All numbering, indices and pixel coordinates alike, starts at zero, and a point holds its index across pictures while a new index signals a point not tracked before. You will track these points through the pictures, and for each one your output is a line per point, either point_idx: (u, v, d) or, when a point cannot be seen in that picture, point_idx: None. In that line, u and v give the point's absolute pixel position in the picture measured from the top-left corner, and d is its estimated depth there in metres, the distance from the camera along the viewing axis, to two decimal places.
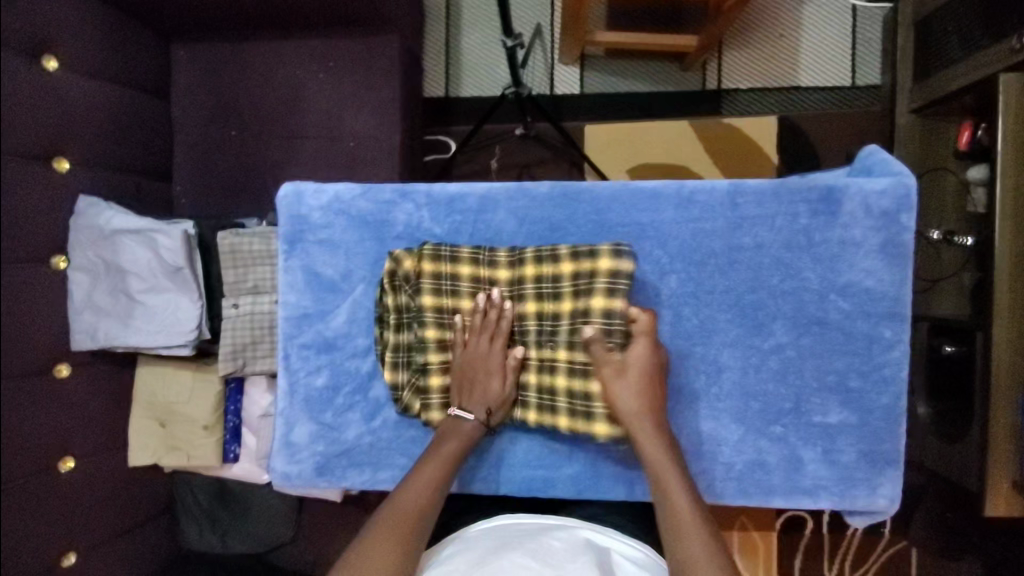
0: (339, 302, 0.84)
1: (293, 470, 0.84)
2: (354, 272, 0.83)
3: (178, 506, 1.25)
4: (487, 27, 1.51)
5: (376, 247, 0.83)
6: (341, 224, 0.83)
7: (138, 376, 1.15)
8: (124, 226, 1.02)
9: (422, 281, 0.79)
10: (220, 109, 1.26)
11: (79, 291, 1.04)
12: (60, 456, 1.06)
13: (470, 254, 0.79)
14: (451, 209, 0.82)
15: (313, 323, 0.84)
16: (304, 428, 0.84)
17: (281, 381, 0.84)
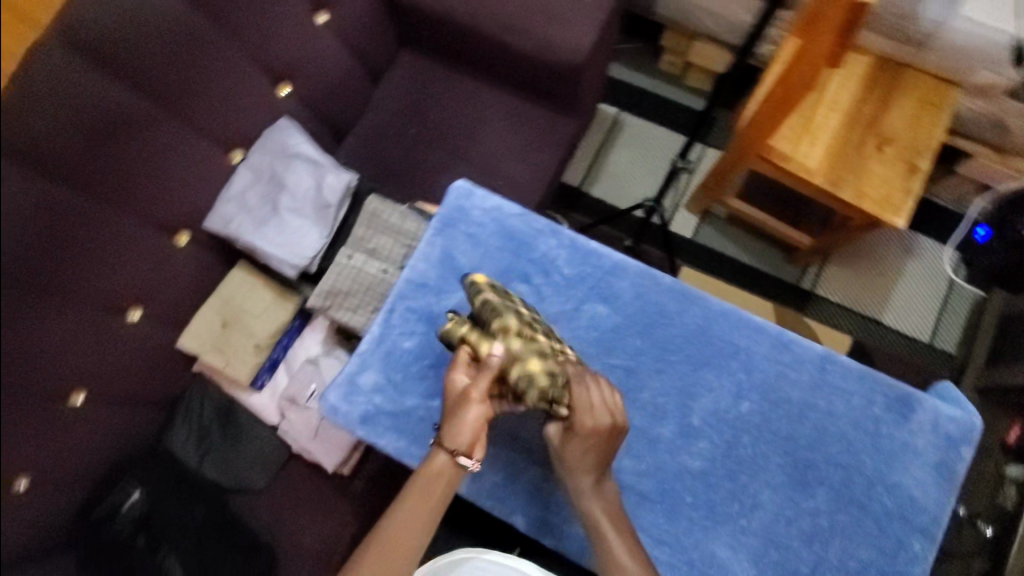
0: (457, 288, 0.93)
1: (343, 408, 0.89)
2: (481, 270, 0.93)
3: (173, 411, 1.27)
4: (638, 152, 1.68)
5: (509, 260, 0.93)
6: (491, 229, 0.94)
7: (229, 275, 1.24)
8: (305, 152, 1.17)
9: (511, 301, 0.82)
10: (410, 109, 1.43)
11: (238, 185, 1.16)
12: (132, 305, 1.13)
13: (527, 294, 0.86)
14: (586, 260, 0.92)
15: (428, 294, 0.93)
16: (372, 376, 0.90)
17: (373, 329, 0.93)
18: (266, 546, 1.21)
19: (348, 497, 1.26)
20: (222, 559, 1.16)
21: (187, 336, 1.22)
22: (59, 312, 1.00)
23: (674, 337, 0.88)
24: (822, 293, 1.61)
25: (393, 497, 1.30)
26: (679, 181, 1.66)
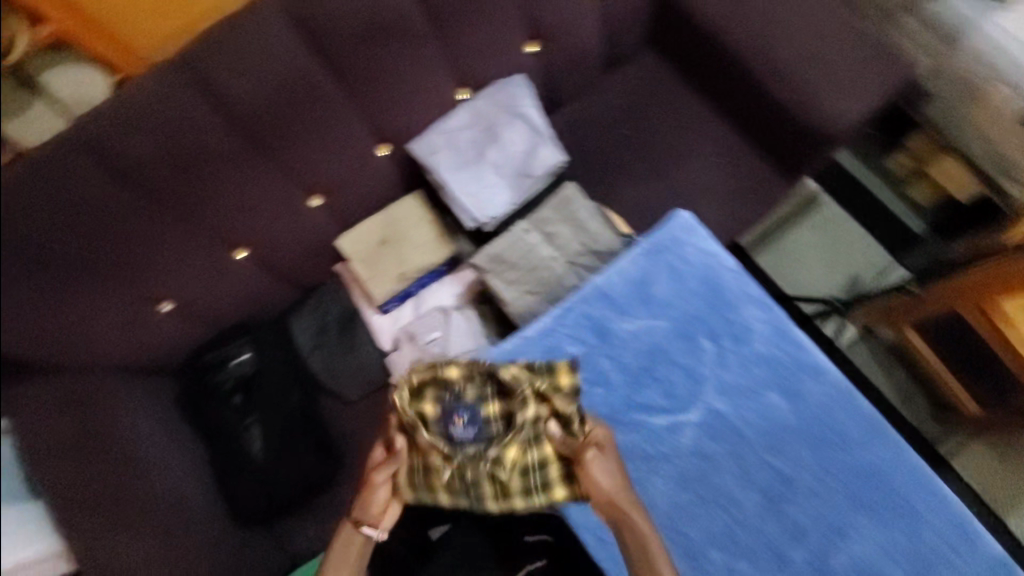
0: (639, 316, 0.89)
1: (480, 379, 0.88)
2: (671, 309, 0.89)
3: (309, 300, 1.32)
4: (823, 241, 1.58)
5: (704, 312, 0.89)
6: (698, 273, 0.90)
7: (404, 199, 1.26)
8: (530, 118, 1.14)
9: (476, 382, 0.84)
10: (629, 109, 1.38)
11: (455, 123, 1.16)
12: (317, 191, 1.17)
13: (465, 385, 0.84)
14: (784, 347, 0.88)
15: (607, 309, 0.89)
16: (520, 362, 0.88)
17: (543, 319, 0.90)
18: (337, 461, 1.26)
19: None
20: (299, 456, 1.21)
21: (347, 236, 1.24)
22: (258, 170, 1.07)
23: (848, 466, 0.85)
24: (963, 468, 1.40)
25: None
26: (854, 286, 1.54)
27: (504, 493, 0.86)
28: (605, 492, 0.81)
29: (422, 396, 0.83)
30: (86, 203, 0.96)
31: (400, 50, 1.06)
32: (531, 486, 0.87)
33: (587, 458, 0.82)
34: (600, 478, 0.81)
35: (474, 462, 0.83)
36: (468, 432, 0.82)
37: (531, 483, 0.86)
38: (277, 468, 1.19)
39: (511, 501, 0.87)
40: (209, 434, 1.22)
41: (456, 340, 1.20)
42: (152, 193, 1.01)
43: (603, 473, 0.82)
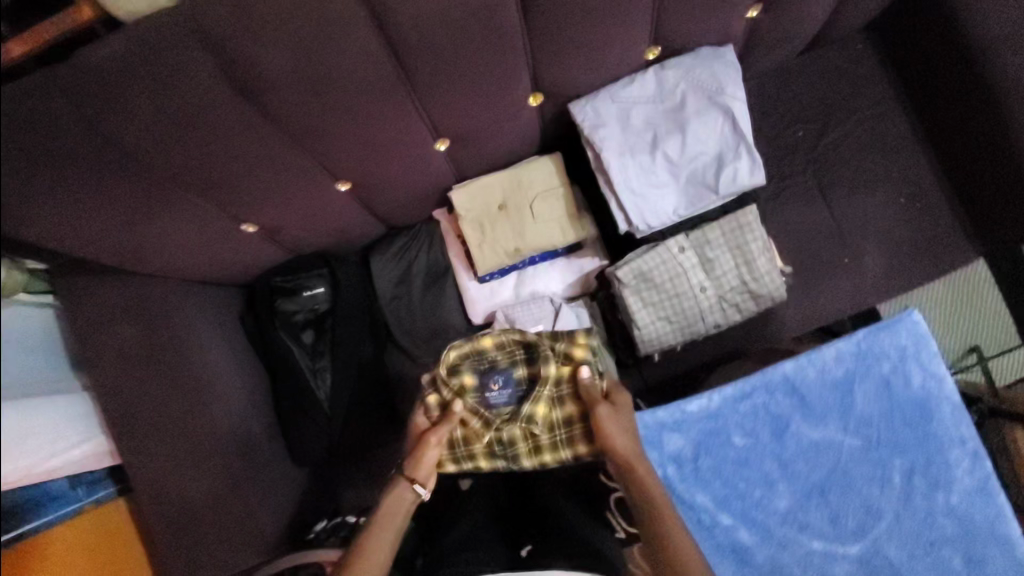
0: (832, 425, 0.77)
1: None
2: (871, 428, 0.77)
3: (397, 241, 1.17)
4: (969, 313, 1.39)
5: (909, 441, 0.76)
6: (911, 395, 0.77)
7: (538, 160, 1.06)
8: (733, 113, 0.90)
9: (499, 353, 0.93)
10: (817, 108, 1.13)
11: (635, 94, 0.93)
12: (444, 134, 0.96)
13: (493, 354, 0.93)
14: (981, 504, 0.75)
15: (796, 407, 0.78)
16: (681, 446, 0.77)
17: (715, 400, 0.78)
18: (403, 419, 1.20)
19: None
20: (368, 410, 1.14)
21: (462, 188, 1.05)
22: (396, 109, 0.87)
23: None
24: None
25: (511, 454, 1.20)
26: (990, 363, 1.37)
27: (537, 448, 0.92)
28: (623, 448, 0.76)
29: (458, 370, 0.91)
30: (199, 115, 0.78)
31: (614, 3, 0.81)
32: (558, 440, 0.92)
33: None
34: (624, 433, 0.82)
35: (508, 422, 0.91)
36: (503, 395, 0.92)
37: (557, 438, 0.91)
38: (341, 420, 1.12)
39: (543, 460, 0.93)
40: (271, 365, 1.13)
41: None
42: (274, 123, 0.83)
43: None
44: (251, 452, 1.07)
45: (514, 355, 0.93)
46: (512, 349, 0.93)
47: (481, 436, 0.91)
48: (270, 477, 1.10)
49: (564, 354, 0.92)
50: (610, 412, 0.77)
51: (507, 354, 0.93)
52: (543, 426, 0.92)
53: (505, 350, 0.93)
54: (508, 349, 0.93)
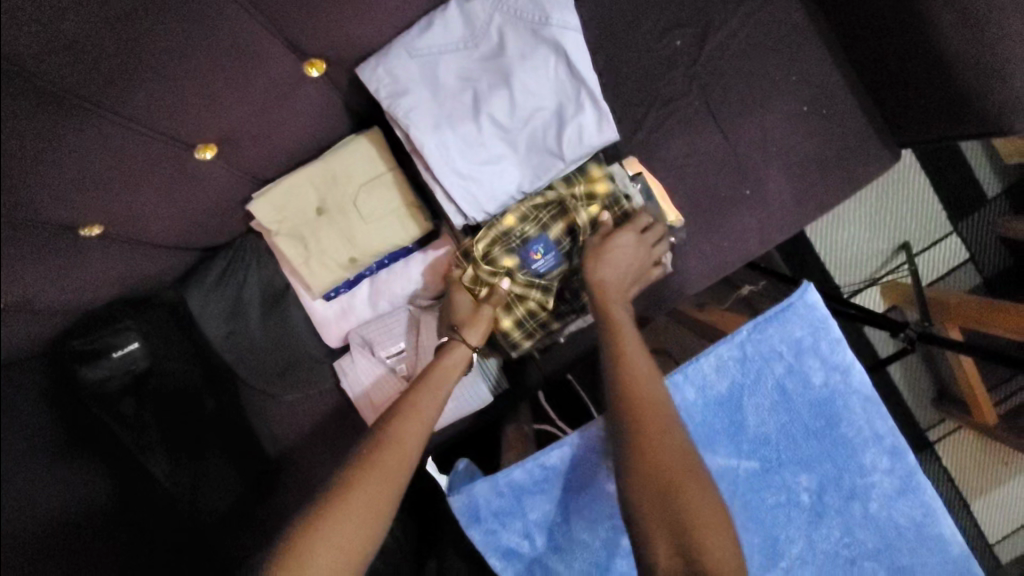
0: (724, 448, 0.68)
1: (478, 524, 0.70)
2: (765, 444, 0.68)
3: (211, 267, 0.93)
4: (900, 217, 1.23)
5: (811, 449, 0.68)
6: (805, 395, 0.69)
7: (354, 143, 0.83)
8: (568, 48, 0.68)
9: (524, 224, 0.75)
10: (691, 7, 0.90)
11: (438, 39, 0.69)
12: (206, 138, 0.74)
13: (519, 223, 0.75)
14: (899, 501, 0.67)
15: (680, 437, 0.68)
16: (544, 509, 0.71)
17: (574, 446, 0.71)
18: (273, 468, 1.00)
19: None
20: (220, 473, 0.92)
21: (263, 198, 0.82)
22: (113, 125, 0.66)
23: None
24: (974, 517, 1.09)
25: None
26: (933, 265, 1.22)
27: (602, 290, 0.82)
28: (620, 283, 0.72)
29: (494, 259, 0.75)
30: None
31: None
32: None
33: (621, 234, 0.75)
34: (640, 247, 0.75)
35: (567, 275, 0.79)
36: (551, 259, 0.77)
37: None
38: (193, 494, 0.89)
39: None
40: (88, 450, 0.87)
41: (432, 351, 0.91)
42: None
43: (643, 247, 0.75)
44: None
45: (542, 218, 0.76)
46: (536, 215, 0.76)
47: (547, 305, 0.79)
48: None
49: (585, 198, 0.78)
50: (601, 255, 0.73)
51: (533, 220, 0.76)
52: None
53: (529, 216, 0.76)
54: (532, 216, 0.75)
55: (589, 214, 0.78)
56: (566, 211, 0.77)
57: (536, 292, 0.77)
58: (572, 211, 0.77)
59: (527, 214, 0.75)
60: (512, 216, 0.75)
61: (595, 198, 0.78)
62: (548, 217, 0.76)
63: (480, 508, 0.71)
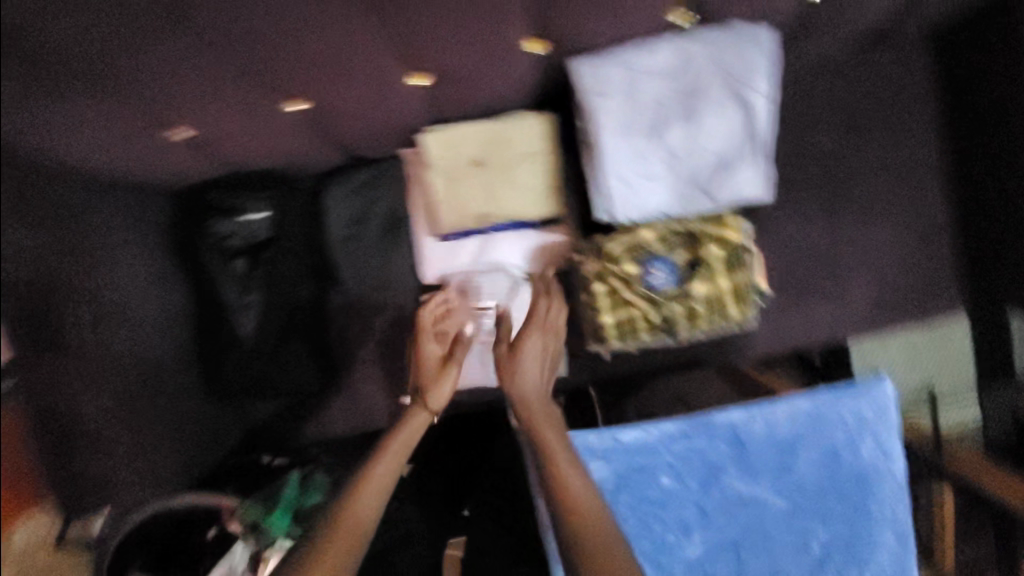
0: (767, 480, 0.81)
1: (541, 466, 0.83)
2: (802, 492, 0.80)
3: (356, 174, 1.02)
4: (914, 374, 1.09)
5: (837, 512, 0.80)
6: (850, 469, 0.81)
7: (530, 117, 0.92)
8: (752, 111, 0.79)
9: (652, 240, 0.82)
10: (847, 116, 1.00)
11: (649, 63, 0.80)
12: (423, 69, 0.82)
13: (650, 237, 0.82)
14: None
15: (734, 458, 0.81)
16: None
17: (651, 435, 0.82)
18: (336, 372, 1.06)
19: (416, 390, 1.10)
20: (298, 353, 1.04)
21: (435, 133, 0.92)
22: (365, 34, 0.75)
23: None
24: None
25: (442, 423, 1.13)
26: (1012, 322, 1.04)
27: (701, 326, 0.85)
28: (528, 393, 0.82)
29: (616, 261, 0.82)
30: None
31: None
32: (727, 316, 0.85)
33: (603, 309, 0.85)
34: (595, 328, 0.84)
35: (677, 300, 0.83)
36: (665, 278, 0.83)
37: (726, 312, 0.84)
38: (269, 358, 1.02)
39: (697, 326, 0.84)
40: (198, 297, 1.00)
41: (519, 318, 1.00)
42: None
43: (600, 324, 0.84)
44: (132, 405, 0.95)
45: (671, 240, 0.83)
46: (666, 235, 0.82)
47: (648, 319, 0.84)
48: (153, 434, 0.97)
49: (716, 236, 0.82)
50: (506, 367, 0.84)
51: (662, 239, 0.82)
52: (710, 306, 0.84)
53: (660, 235, 0.82)
54: (663, 235, 0.82)
55: (714, 251, 0.82)
56: (694, 240, 0.82)
57: (646, 304, 0.83)
58: (698, 242, 0.82)
59: (659, 232, 0.82)
60: (644, 229, 0.82)
61: (726, 238, 0.82)
62: (675, 241, 0.83)
63: None
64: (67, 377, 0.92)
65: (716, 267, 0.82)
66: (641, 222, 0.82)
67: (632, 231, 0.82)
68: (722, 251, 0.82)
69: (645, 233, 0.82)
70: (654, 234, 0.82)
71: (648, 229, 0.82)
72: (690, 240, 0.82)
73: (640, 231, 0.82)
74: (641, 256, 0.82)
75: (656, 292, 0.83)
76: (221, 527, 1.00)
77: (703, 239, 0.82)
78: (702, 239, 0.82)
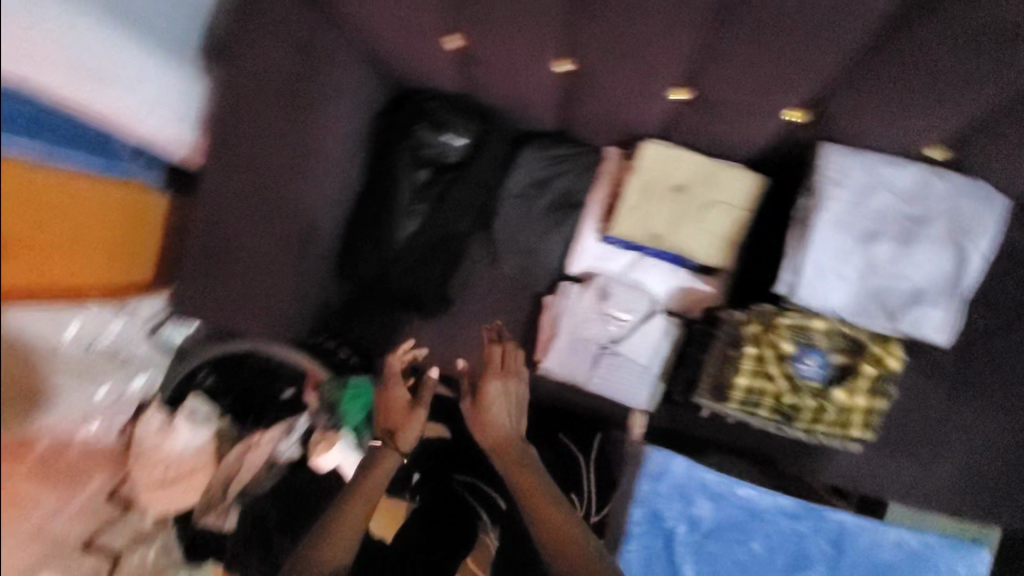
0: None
1: (651, 482, 0.98)
2: None
3: (560, 148, 1.07)
4: None
5: None
6: None
7: (747, 172, 0.96)
8: (962, 262, 0.83)
9: (817, 330, 0.86)
10: None
11: (893, 178, 0.84)
12: (691, 86, 0.87)
13: (817, 327, 0.85)
14: None
15: (818, 548, 0.97)
16: (702, 509, 0.98)
17: (756, 497, 0.98)
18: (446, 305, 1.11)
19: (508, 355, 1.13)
20: (429, 276, 1.08)
21: (656, 146, 0.97)
22: (674, 36, 0.80)
23: None
24: None
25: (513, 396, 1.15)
26: None
27: (819, 428, 0.87)
28: (501, 434, 0.85)
29: (779, 334, 0.85)
30: None
31: (925, 84, 0.76)
32: (845, 430, 0.87)
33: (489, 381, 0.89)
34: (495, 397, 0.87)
35: (813, 393, 0.85)
36: (813, 369, 0.85)
37: (847, 426, 0.87)
38: (404, 267, 1.06)
39: (816, 424, 0.87)
40: (373, 184, 1.06)
41: (642, 340, 1.01)
42: None
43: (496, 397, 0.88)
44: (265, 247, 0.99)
45: (831, 338, 0.86)
46: (831, 333, 0.86)
47: (779, 398, 0.86)
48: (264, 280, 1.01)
49: (872, 355, 0.86)
50: (481, 417, 0.87)
51: (825, 334, 0.86)
52: (837, 414, 0.86)
53: (826, 330, 0.86)
54: (828, 331, 0.86)
55: (866, 367, 0.85)
56: (853, 349, 0.86)
57: (785, 387, 0.85)
58: (855, 353, 0.86)
59: (826, 326, 0.86)
60: (816, 319, 0.86)
61: (882, 361, 0.85)
62: (835, 340, 0.86)
63: (664, 472, 0.98)
64: (230, 206, 0.96)
65: (861, 381, 0.85)
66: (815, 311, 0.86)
67: (804, 314, 0.85)
68: (873, 370, 0.86)
69: (814, 321, 0.86)
70: (822, 326, 0.86)
71: (819, 320, 0.86)
72: (849, 347, 0.86)
73: (811, 318, 0.86)
74: (801, 339, 0.85)
75: (799, 377, 0.85)
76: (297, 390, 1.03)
77: (861, 352, 0.86)
78: (862, 353, 0.86)
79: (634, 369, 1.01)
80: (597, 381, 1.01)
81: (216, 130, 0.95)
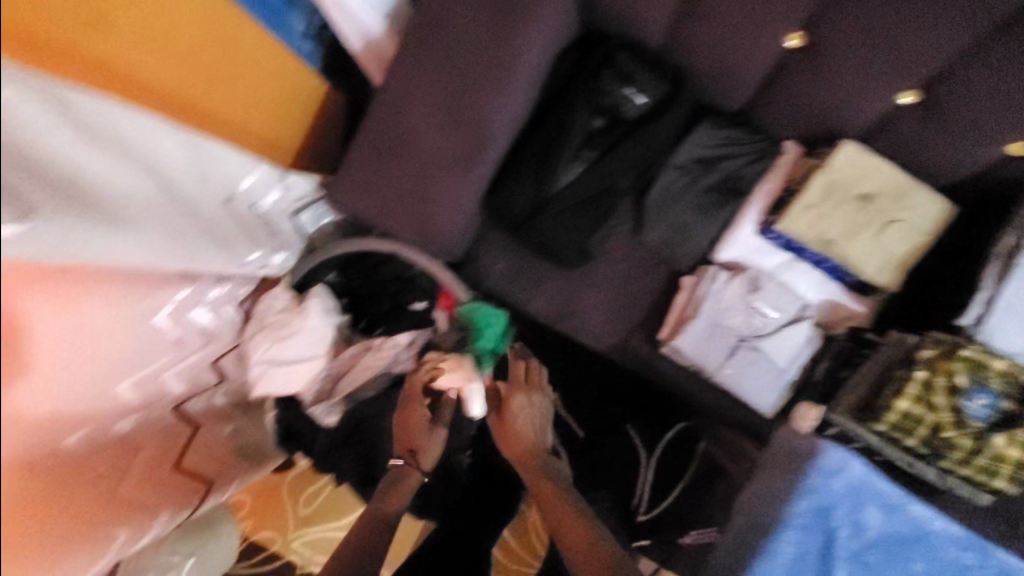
0: None
1: (823, 478, 0.67)
2: None
3: (737, 132, 1.05)
4: None
5: None
6: None
7: (940, 199, 0.93)
8: None
9: (999, 375, 0.80)
10: None
11: None
12: (922, 92, 0.89)
13: (999, 370, 0.80)
14: None
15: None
16: (873, 517, 0.67)
17: (919, 511, 0.67)
18: (586, 258, 1.09)
19: (631, 321, 1.11)
20: (581, 224, 1.05)
21: (853, 149, 0.95)
22: (934, 29, 0.81)
23: None
24: None
25: (623, 364, 1.13)
26: None
27: (965, 470, 0.83)
28: (522, 446, 0.99)
29: (957, 368, 0.80)
30: None
31: None
32: (994, 481, 0.82)
33: (516, 397, 1.02)
34: (518, 414, 1.01)
35: (972, 433, 0.81)
36: (981, 410, 0.81)
37: (998, 478, 0.82)
38: (561, 208, 1.03)
39: (964, 467, 0.83)
40: (553, 120, 1.03)
41: (783, 341, 0.97)
42: None
43: (520, 415, 1.01)
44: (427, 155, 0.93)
45: (1010, 387, 0.81)
46: (1011, 381, 0.81)
47: (935, 429, 0.82)
48: (407, 188, 0.94)
49: None
50: (506, 427, 1.01)
51: (1007, 380, 0.81)
52: (993, 463, 0.81)
53: (1008, 376, 0.81)
54: (1010, 378, 0.81)
55: None
56: None
57: (948, 420, 0.81)
58: None
59: (1010, 373, 0.80)
60: (1001, 362, 0.80)
61: None
62: (1013, 390, 0.81)
63: (844, 469, 0.67)
64: (417, 100, 0.92)
65: None
66: (1001, 354, 0.81)
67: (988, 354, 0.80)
68: None
69: (998, 364, 0.80)
70: (1006, 372, 0.80)
71: (1003, 364, 0.80)
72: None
73: (996, 361, 0.80)
74: (980, 379, 0.80)
75: (963, 414, 0.81)
76: (426, 303, 0.99)
77: None
78: None
79: (768, 369, 0.97)
80: (727, 370, 0.98)
81: (415, 25, 0.93)
